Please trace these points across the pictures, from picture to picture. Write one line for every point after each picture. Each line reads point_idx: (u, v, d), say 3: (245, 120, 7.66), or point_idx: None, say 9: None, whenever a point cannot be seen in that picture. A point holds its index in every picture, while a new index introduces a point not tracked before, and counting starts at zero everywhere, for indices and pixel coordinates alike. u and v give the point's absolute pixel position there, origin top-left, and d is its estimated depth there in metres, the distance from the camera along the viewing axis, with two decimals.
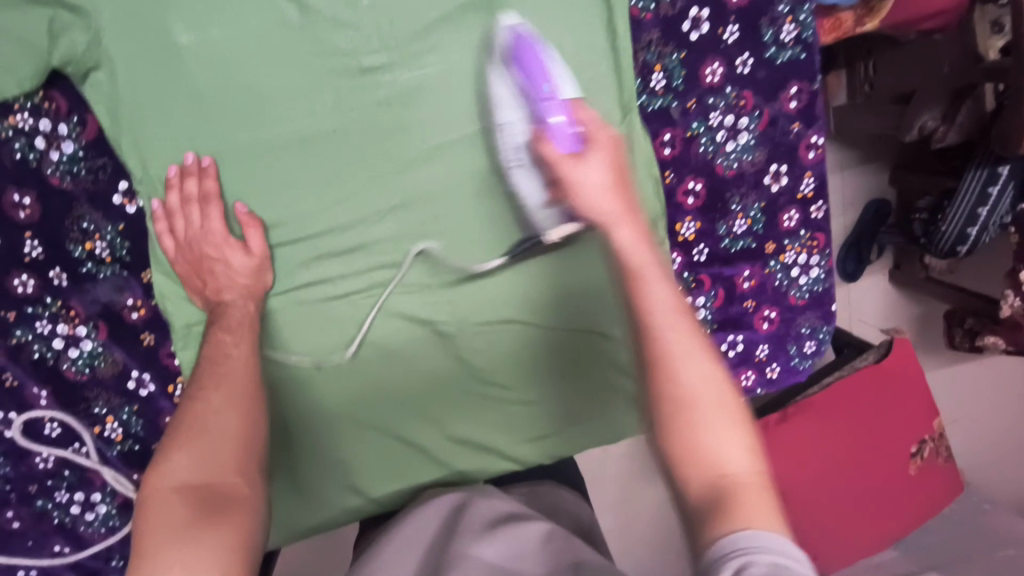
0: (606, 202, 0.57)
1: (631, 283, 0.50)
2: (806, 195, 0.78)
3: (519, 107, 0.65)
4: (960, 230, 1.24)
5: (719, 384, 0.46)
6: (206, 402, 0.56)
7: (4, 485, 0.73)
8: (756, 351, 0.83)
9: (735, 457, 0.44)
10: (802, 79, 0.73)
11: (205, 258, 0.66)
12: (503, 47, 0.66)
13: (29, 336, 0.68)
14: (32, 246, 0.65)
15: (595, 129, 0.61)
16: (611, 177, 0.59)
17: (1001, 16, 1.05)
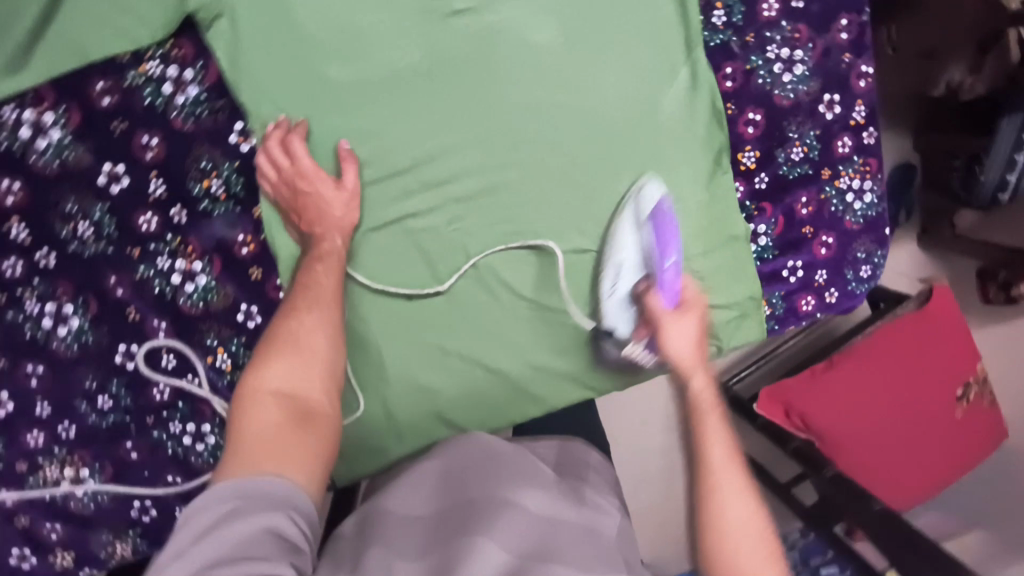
0: (689, 357, 0.63)
1: (696, 425, 0.60)
2: (858, 122, 0.83)
3: (646, 237, 0.71)
4: (999, 178, 1.31)
5: (755, 519, 0.55)
6: (303, 323, 0.63)
7: (125, 415, 0.79)
8: (815, 276, 0.88)
9: (759, 564, 0.53)
10: (850, 12, 0.80)
11: (299, 192, 0.71)
12: (644, 213, 0.73)
13: (151, 272, 0.74)
14: (157, 185, 0.72)
15: (691, 292, 0.67)
16: (693, 347, 0.64)
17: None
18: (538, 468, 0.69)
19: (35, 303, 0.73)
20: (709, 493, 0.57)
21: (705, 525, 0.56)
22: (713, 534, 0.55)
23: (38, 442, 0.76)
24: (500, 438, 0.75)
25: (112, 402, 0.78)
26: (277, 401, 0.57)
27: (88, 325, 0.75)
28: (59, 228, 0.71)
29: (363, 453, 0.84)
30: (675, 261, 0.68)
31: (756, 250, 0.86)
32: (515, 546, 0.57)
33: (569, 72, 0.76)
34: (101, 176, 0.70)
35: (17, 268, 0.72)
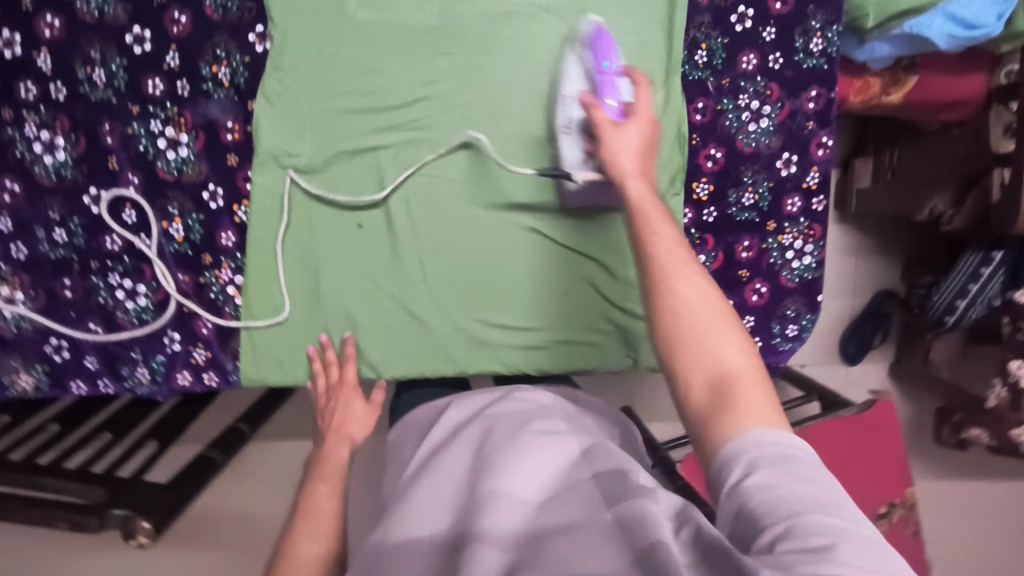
0: (628, 158, 0.68)
1: (638, 216, 0.64)
2: (810, 187, 0.90)
3: (582, 57, 0.79)
4: (949, 301, 1.36)
5: (717, 304, 0.58)
6: (302, 553, 0.67)
7: (72, 254, 0.84)
8: (742, 320, 0.92)
9: (732, 356, 0.56)
10: (823, 86, 0.87)
11: (333, 398, 0.83)
12: (584, 35, 0.80)
13: (141, 131, 0.82)
14: (172, 57, 0.81)
15: (642, 102, 0.73)
16: (637, 147, 0.69)
17: (1014, 121, 1.13)
18: (504, 443, 0.63)
19: (33, 127, 0.81)
20: (662, 279, 0.59)
21: (668, 316, 0.58)
22: (670, 316, 0.58)
23: None
24: (484, 415, 0.71)
25: (66, 238, 0.84)
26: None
27: (70, 162, 0.82)
28: (78, 70, 0.80)
29: (277, 358, 0.88)
30: (632, 88, 0.74)
31: None
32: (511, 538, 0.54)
33: (557, 65, 0.84)
34: (128, 36, 0.80)
35: (30, 93, 0.80)
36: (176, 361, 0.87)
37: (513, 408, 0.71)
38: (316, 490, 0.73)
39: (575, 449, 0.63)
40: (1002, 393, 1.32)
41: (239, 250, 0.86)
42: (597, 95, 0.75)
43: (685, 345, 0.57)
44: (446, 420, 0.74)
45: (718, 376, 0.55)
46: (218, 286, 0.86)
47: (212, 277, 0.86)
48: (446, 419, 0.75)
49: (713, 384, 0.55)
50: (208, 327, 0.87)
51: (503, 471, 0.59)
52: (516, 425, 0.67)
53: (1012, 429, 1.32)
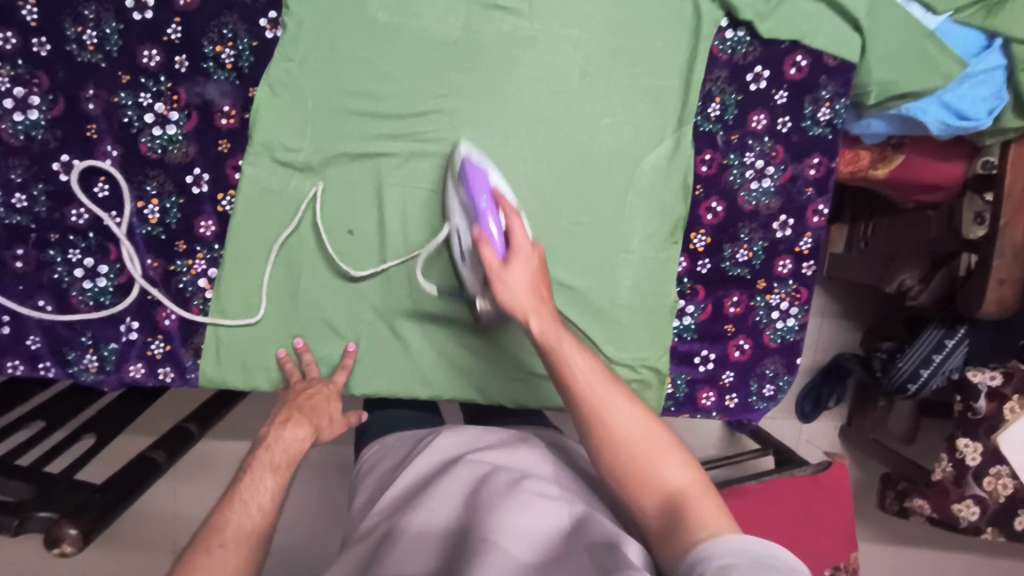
0: (524, 299, 0.69)
1: (552, 353, 0.67)
2: (802, 250, 0.91)
3: (459, 189, 0.77)
4: (913, 369, 1.41)
5: (647, 426, 0.63)
6: (224, 548, 0.58)
7: (30, 223, 0.77)
8: (722, 374, 0.92)
9: (675, 474, 0.61)
10: (824, 154, 0.89)
11: (304, 396, 0.77)
12: (458, 165, 0.78)
13: (129, 102, 0.77)
14: (174, 30, 0.76)
15: (519, 233, 0.72)
16: (530, 289, 0.70)
17: (986, 210, 1.20)
18: (499, 496, 0.66)
19: (5, 81, 0.74)
20: (598, 413, 0.64)
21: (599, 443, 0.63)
22: (609, 448, 0.63)
23: None
24: (479, 459, 0.75)
25: (25, 205, 0.76)
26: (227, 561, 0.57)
27: (44, 123, 0.75)
28: (66, 28, 0.74)
29: (243, 361, 0.82)
30: (506, 221, 0.73)
31: (677, 327, 0.91)
32: None
33: (575, 98, 0.83)
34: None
35: (7, 44, 0.73)
36: (130, 351, 0.81)
37: (508, 460, 0.74)
38: (264, 482, 0.65)
39: (567, 518, 0.65)
40: (948, 468, 1.37)
41: (218, 241, 0.80)
42: (477, 228, 0.73)
43: (624, 468, 0.62)
44: (436, 449, 0.79)
45: (667, 495, 0.60)
46: (189, 276, 0.80)
47: (183, 266, 0.80)
48: (434, 448, 0.79)
49: (664, 503, 0.60)
50: (171, 318, 0.81)
51: (495, 525, 0.62)
52: (513, 479, 0.69)
53: (955, 503, 1.36)
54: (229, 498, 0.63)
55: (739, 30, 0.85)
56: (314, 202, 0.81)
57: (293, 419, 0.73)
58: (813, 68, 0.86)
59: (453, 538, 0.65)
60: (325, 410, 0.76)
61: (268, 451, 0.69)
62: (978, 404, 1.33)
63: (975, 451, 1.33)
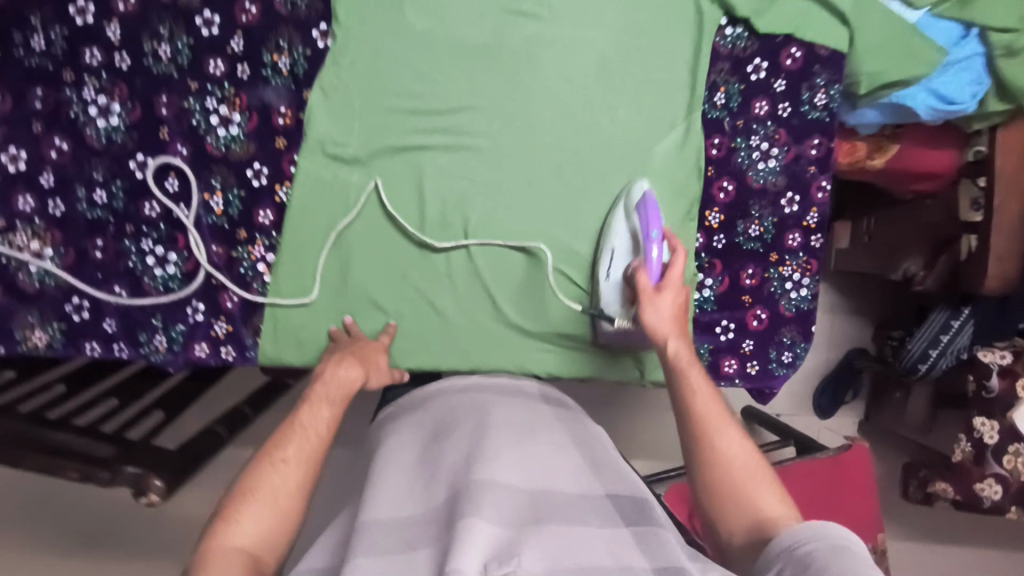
0: (666, 323, 0.79)
1: (681, 375, 0.77)
2: (809, 225, 0.98)
3: (634, 218, 0.86)
4: (921, 350, 1.46)
5: (750, 454, 0.75)
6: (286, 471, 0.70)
7: (109, 216, 0.86)
8: (742, 342, 0.98)
9: (771, 503, 0.72)
10: (824, 135, 0.97)
11: (359, 347, 0.84)
12: (636, 198, 0.87)
13: (196, 106, 0.86)
14: (236, 42, 0.85)
15: (676, 270, 0.81)
16: (673, 316, 0.80)
17: (980, 196, 1.28)
18: (503, 443, 0.72)
19: (91, 91, 0.84)
20: (710, 437, 0.75)
21: (712, 467, 0.74)
22: (719, 469, 0.74)
23: (26, 208, 0.84)
24: (480, 410, 0.80)
25: (105, 200, 0.85)
26: (295, 472, 0.70)
27: (122, 127, 0.85)
28: (144, 43, 0.84)
29: (298, 337, 0.90)
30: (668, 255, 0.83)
31: (697, 299, 0.98)
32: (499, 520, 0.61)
33: (593, 90, 0.92)
34: (198, 18, 0.84)
35: (95, 59, 0.83)
36: (196, 331, 0.88)
37: (514, 413, 0.80)
38: (320, 411, 0.75)
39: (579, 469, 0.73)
40: (967, 448, 1.40)
41: (275, 229, 0.88)
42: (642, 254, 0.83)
43: (731, 494, 0.73)
44: (437, 403, 0.84)
45: (758, 520, 0.71)
46: (249, 262, 0.88)
47: (244, 252, 0.88)
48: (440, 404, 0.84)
49: (755, 528, 0.71)
50: (233, 300, 0.88)
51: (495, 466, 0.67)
52: (517, 431, 0.75)
53: (976, 482, 1.39)
54: (291, 423, 0.73)
55: (738, 27, 0.94)
56: (373, 192, 0.90)
57: (348, 359, 0.81)
58: (808, 58, 0.95)
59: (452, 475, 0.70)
60: (374, 356, 0.84)
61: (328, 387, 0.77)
62: (990, 382, 1.36)
63: (991, 429, 1.35)
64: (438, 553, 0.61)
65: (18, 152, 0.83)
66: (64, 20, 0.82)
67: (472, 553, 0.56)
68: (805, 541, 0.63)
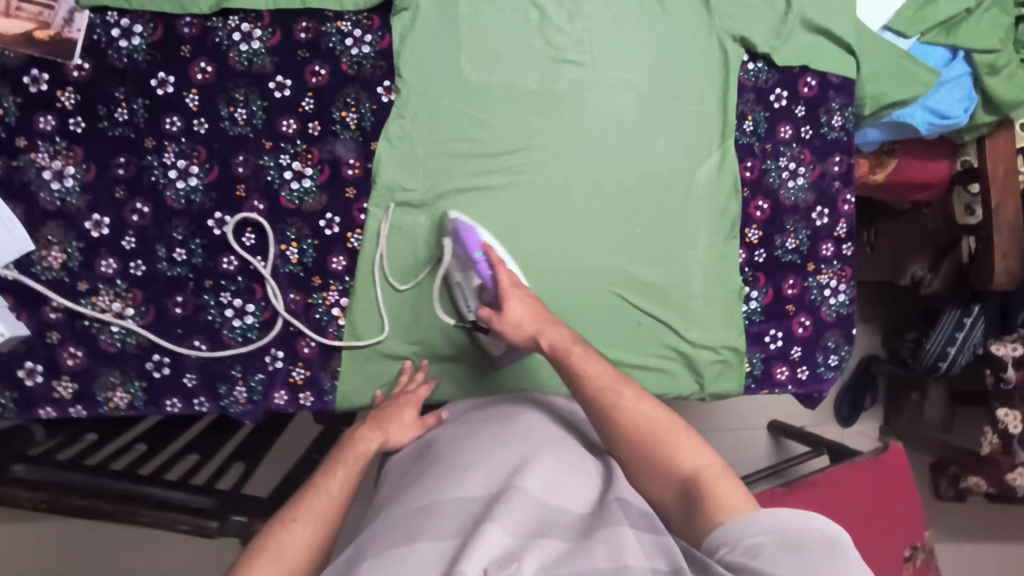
0: (527, 328, 0.78)
1: (566, 361, 0.75)
2: (840, 235, 1.06)
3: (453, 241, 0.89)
4: (940, 348, 1.50)
5: (660, 414, 0.71)
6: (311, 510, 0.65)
7: (188, 272, 0.89)
8: (790, 349, 1.04)
9: (695, 460, 0.68)
10: (844, 153, 1.06)
11: (392, 408, 0.84)
12: (452, 225, 0.90)
13: (271, 163, 0.91)
14: (308, 102, 0.91)
15: (505, 277, 0.81)
16: (526, 316, 0.78)
17: (974, 201, 1.39)
18: (513, 463, 0.70)
19: (171, 155, 0.88)
20: (614, 403, 0.72)
21: (625, 437, 0.71)
22: (633, 437, 0.70)
23: (108, 270, 0.87)
24: (494, 428, 0.78)
25: (185, 257, 0.89)
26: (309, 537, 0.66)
27: (201, 187, 0.89)
28: (221, 109, 0.89)
29: (375, 375, 0.93)
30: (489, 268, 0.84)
31: (746, 311, 1.03)
32: (512, 528, 0.60)
33: (637, 125, 0.99)
34: (271, 82, 0.90)
35: (174, 126, 0.88)
36: (275, 378, 0.90)
37: (538, 427, 0.78)
38: (335, 472, 0.72)
39: (596, 488, 0.71)
40: (994, 440, 1.46)
41: (348, 274, 0.92)
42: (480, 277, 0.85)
43: (654, 458, 0.69)
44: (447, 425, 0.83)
45: (686, 481, 0.67)
46: (325, 307, 0.91)
47: (319, 298, 0.91)
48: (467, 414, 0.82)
49: (685, 490, 0.67)
50: (310, 345, 0.91)
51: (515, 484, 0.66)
52: (528, 447, 0.73)
53: (1009, 473, 1.43)
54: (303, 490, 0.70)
55: (758, 62, 1.04)
56: (438, 234, 0.94)
57: (377, 427, 0.80)
58: (822, 85, 1.05)
59: (458, 484, 0.68)
60: (398, 414, 0.83)
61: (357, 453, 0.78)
62: (1007, 375, 1.42)
63: (1015, 419, 1.41)
64: (444, 553, 0.59)
65: (101, 218, 0.87)
66: (146, 92, 0.88)
67: (474, 553, 0.56)
68: (743, 531, 0.59)
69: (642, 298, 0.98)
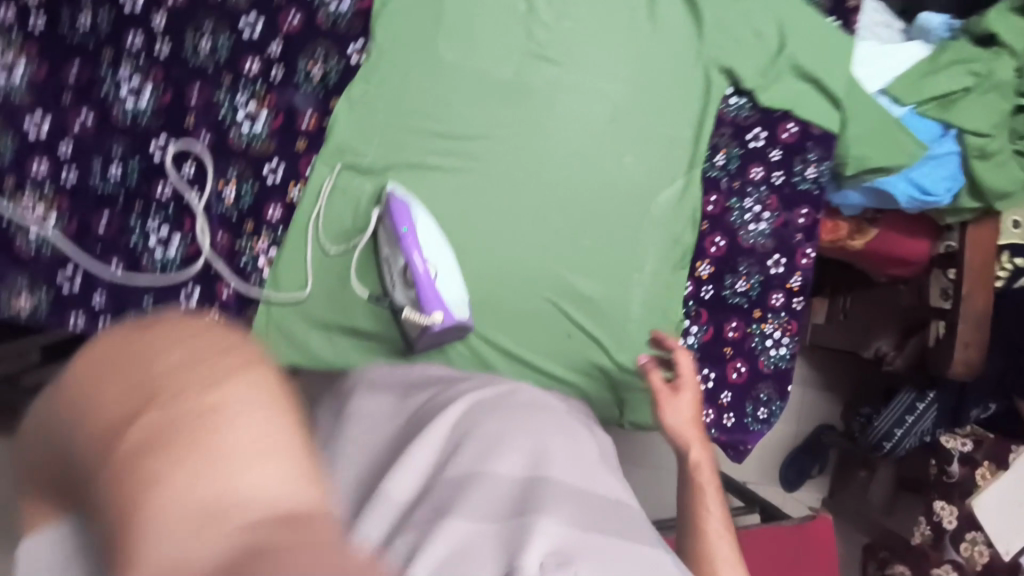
0: (685, 427, 0.84)
1: (695, 486, 0.80)
2: (792, 287, 1.03)
3: (385, 215, 0.87)
4: (887, 428, 1.46)
5: None
6: (117, 487, 0.30)
7: (120, 192, 0.87)
8: (720, 394, 1.01)
9: None
10: (812, 206, 1.03)
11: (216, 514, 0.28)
12: (386, 199, 0.88)
13: (226, 100, 0.89)
14: (275, 47, 0.90)
15: (686, 366, 0.87)
16: (690, 423, 0.84)
17: (949, 286, 1.31)
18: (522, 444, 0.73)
19: (126, 72, 0.87)
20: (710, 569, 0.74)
21: None
22: None
23: (40, 173, 0.85)
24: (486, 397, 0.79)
25: (120, 176, 0.87)
26: None
27: (151, 110, 0.88)
28: (186, 37, 0.88)
29: (289, 334, 0.90)
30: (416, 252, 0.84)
31: (682, 345, 1.00)
32: (560, 513, 0.63)
33: (605, 136, 0.97)
34: (242, 21, 0.89)
35: (135, 44, 0.87)
36: None
37: (537, 397, 0.82)
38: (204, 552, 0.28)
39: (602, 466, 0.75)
40: (926, 531, 1.43)
41: (282, 225, 0.90)
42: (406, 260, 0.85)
43: None
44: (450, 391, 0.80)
45: None
46: (251, 255, 0.89)
47: (247, 244, 0.89)
48: (453, 387, 0.81)
49: None
50: (228, 291, 0.88)
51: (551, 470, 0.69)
52: (537, 428, 0.75)
53: (933, 568, 1.41)
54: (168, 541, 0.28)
55: (741, 97, 1.02)
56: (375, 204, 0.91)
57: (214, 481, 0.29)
58: (801, 134, 1.03)
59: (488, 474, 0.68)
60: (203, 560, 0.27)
61: (149, 320, 0.35)
62: (952, 468, 1.39)
63: (951, 513, 1.39)
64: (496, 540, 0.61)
65: (43, 120, 0.85)
66: (113, 5, 0.87)
67: (533, 549, 0.58)
68: None
69: (575, 310, 0.95)
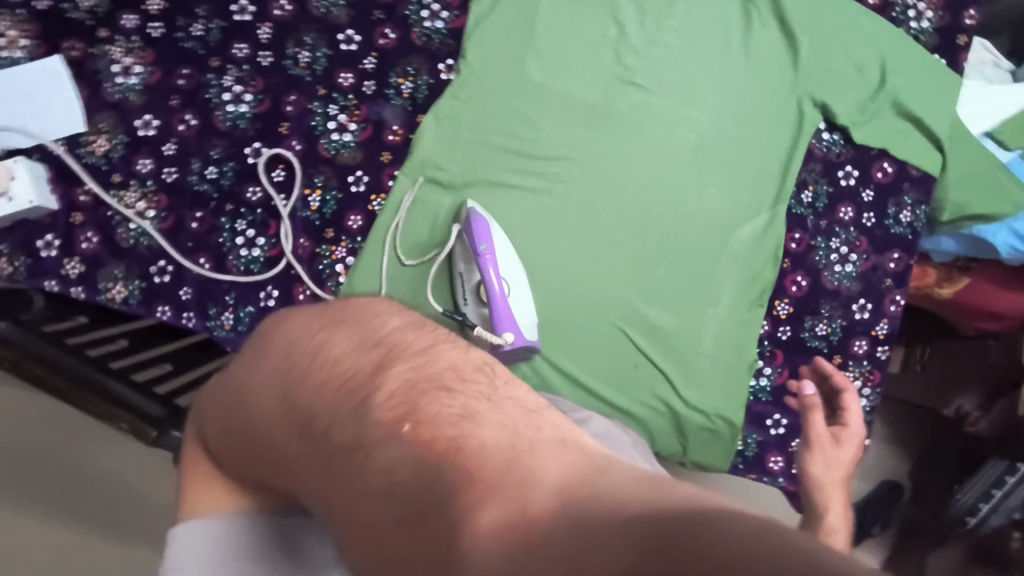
0: (832, 478, 0.74)
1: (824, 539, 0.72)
2: (878, 334, 0.98)
3: (463, 232, 0.87)
4: (971, 502, 1.27)
5: None
6: (375, 399, 0.45)
7: (213, 192, 0.91)
8: (791, 441, 0.96)
9: None
10: (904, 251, 0.98)
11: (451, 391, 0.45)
12: (465, 214, 0.88)
13: (319, 110, 0.92)
14: (370, 61, 0.94)
15: (853, 412, 0.76)
16: (837, 472, 0.75)
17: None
18: None
19: (230, 79, 0.91)
20: None
21: None
22: None
23: (144, 170, 0.90)
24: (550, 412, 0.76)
25: (215, 177, 0.91)
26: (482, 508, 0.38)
27: (249, 115, 0.91)
28: (288, 48, 0.93)
29: None
30: (494, 272, 0.84)
31: (754, 387, 0.96)
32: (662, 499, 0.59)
33: (688, 165, 0.95)
34: (341, 35, 0.94)
35: (241, 53, 0.92)
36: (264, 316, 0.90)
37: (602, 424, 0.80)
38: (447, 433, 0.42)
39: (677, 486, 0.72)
40: None
41: (361, 234, 0.92)
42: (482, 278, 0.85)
43: None
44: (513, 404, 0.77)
45: None
46: (330, 260, 0.91)
47: (327, 250, 0.92)
48: None
49: None
50: (305, 294, 0.91)
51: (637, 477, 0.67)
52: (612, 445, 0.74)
53: None
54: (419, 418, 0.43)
55: (834, 133, 0.99)
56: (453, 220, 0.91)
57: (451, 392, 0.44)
58: (897, 175, 0.98)
59: None
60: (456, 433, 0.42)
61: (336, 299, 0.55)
62: None
63: None
64: None
65: (152, 120, 0.90)
66: (225, 16, 0.93)
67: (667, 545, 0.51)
68: None
69: (645, 341, 0.92)
